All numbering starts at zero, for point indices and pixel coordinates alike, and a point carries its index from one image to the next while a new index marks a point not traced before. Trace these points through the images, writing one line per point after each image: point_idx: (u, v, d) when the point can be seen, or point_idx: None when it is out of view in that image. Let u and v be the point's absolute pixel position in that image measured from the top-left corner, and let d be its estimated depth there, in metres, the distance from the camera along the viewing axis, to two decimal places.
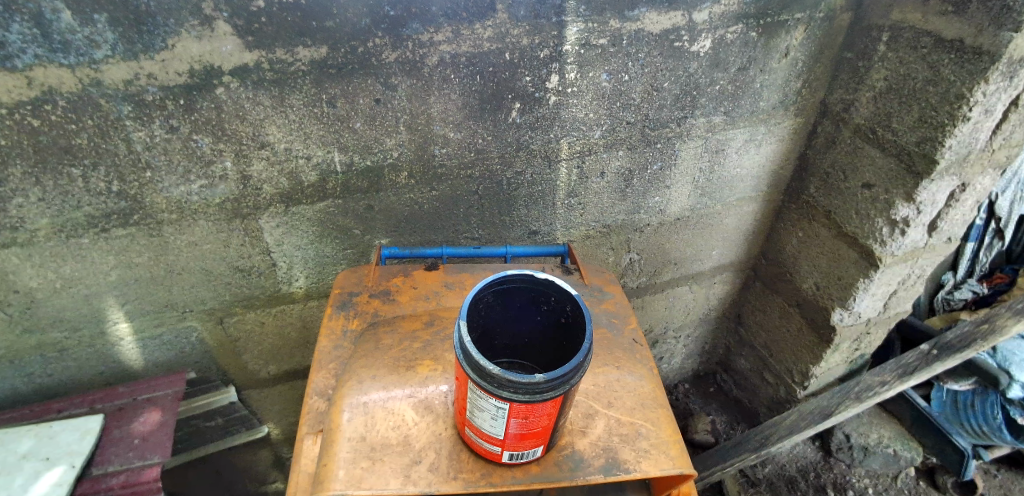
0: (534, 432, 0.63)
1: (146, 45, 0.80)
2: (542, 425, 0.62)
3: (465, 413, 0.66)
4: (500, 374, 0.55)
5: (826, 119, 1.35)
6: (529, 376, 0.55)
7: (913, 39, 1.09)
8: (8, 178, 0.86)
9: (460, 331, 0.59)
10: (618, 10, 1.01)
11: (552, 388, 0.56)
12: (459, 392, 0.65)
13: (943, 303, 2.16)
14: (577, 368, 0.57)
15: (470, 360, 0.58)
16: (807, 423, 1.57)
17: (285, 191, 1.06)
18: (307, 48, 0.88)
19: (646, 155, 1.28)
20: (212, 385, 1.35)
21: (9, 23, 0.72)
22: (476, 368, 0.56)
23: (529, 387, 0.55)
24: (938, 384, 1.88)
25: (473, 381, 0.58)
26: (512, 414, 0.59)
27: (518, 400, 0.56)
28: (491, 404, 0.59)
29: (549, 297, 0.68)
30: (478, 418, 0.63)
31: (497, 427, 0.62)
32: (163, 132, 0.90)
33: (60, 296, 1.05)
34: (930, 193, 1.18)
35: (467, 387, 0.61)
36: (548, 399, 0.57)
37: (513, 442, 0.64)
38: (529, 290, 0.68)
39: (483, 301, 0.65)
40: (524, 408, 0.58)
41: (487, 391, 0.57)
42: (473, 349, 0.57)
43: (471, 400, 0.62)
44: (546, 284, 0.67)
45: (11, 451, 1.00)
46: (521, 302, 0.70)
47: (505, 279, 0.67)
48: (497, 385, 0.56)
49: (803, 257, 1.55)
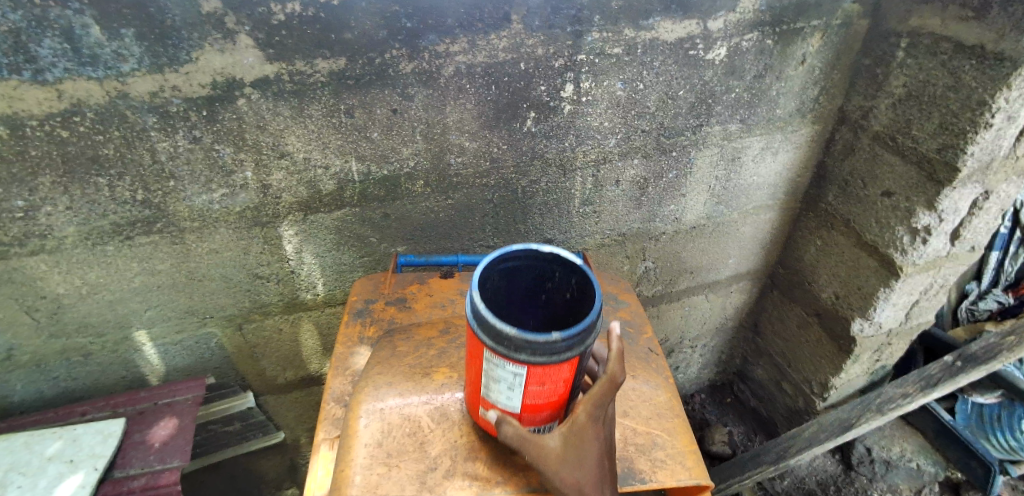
0: (550, 403, 0.62)
1: (170, 59, 0.82)
2: (558, 393, 0.61)
3: (479, 391, 0.65)
4: (517, 335, 0.54)
5: (844, 126, 1.34)
6: (546, 335, 0.54)
7: (933, 45, 1.08)
8: (38, 187, 0.89)
9: (473, 299, 0.59)
10: (632, 19, 1.01)
11: (569, 349, 0.56)
12: (471, 369, 0.65)
13: (968, 313, 2.10)
14: (590, 329, 0.57)
15: (484, 326, 0.57)
16: (826, 435, 1.54)
17: (303, 200, 1.07)
18: (326, 60, 0.90)
19: (662, 163, 1.28)
20: (230, 390, 1.37)
21: (41, 38, 0.75)
22: (492, 332, 0.56)
23: (547, 348, 0.54)
24: (963, 397, 1.85)
25: (490, 348, 0.57)
26: (528, 381, 0.58)
27: (536, 363, 0.56)
28: (507, 372, 0.58)
29: (553, 275, 0.68)
30: (493, 392, 0.62)
31: (513, 400, 0.61)
32: (187, 143, 0.92)
33: (85, 302, 1.08)
34: (952, 201, 1.16)
35: (480, 359, 0.61)
36: (565, 360, 0.57)
37: (528, 417, 0.63)
38: (535, 270, 0.68)
39: (490, 278, 0.65)
40: (539, 374, 0.57)
41: (504, 357, 0.57)
42: (487, 314, 0.56)
43: (485, 374, 0.61)
44: (551, 260, 0.67)
45: (38, 453, 1.03)
46: (527, 285, 0.69)
47: (510, 256, 0.67)
48: (515, 348, 0.55)
49: (822, 266, 1.53)
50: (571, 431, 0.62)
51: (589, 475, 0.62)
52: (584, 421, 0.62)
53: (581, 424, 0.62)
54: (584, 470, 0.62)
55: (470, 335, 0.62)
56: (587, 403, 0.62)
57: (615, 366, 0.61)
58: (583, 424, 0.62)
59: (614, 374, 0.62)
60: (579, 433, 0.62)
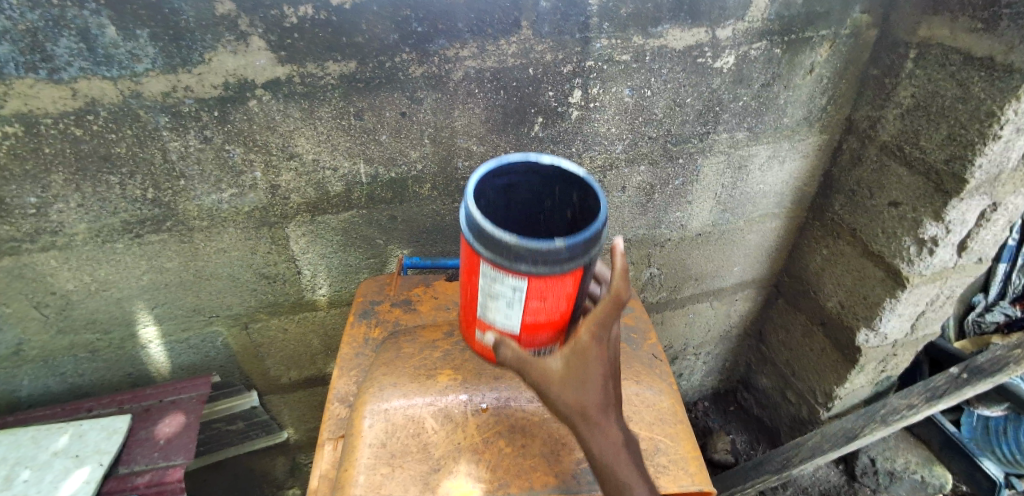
0: (550, 323, 0.71)
1: (184, 59, 0.83)
2: (558, 311, 0.70)
3: (477, 311, 0.74)
4: (518, 244, 0.59)
5: (851, 135, 1.34)
6: (547, 244, 0.59)
7: (941, 56, 1.08)
8: (51, 184, 0.90)
9: (472, 211, 0.62)
10: (641, 27, 1.02)
11: (569, 259, 0.61)
12: (470, 290, 0.73)
13: (975, 325, 2.07)
14: (589, 239, 0.62)
15: (485, 237, 0.61)
16: (830, 445, 1.53)
17: (312, 201, 1.08)
18: (337, 62, 0.91)
19: (668, 170, 1.28)
20: (235, 389, 1.38)
21: (58, 38, 0.76)
22: (494, 242, 0.60)
23: (548, 256, 0.60)
24: (969, 409, 1.80)
25: (492, 259, 0.62)
26: (529, 296, 0.66)
27: (536, 273, 0.62)
28: (508, 287, 0.65)
29: (554, 190, 0.72)
30: (494, 311, 0.70)
31: (512, 317, 0.69)
32: (198, 143, 0.93)
33: (94, 298, 1.09)
34: (959, 212, 1.15)
35: (480, 275, 0.67)
36: (565, 270, 0.63)
37: (526, 337, 0.71)
38: (534, 185, 0.73)
39: (488, 191, 0.69)
40: (540, 288, 0.65)
41: (506, 268, 0.62)
42: (488, 225, 0.60)
43: (485, 291, 0.69)
44: (551, 175, 0.71)
45: (44, 448, 1.04)
46: (526, 198, 0.74)
47: (510, 165, 0.70)
48: (516, 258, 0.60)
49: (827, 275, 1.52)
50: (572, 350, 0.67)
51: (593, 395, 0.67)
52: (587, 341, 0.67)
53: (583, 343, 0.67)
54: (586, 389, 0.67)
55: (469, 249, 0.67)
56: (588, 323, 0.68)
57: (617, 285, 0.67)
58: (586, 343, 0.67)
59: (618, 291, 0.67)
60: (582, 353, 0.67)
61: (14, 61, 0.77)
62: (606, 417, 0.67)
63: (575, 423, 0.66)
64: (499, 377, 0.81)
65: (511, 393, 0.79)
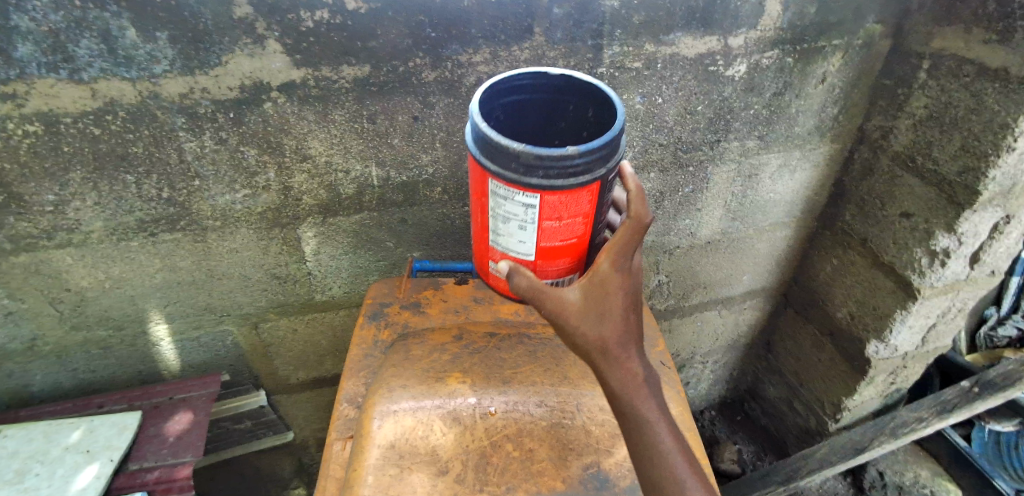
0: (568, 247, 0.70)
1: (201, 61, 0.85)
2: (577, 233, 0.68)
3: (489, 239, 0.73)
4: (528, 152, 0.58)
5: (863, 145, 1.33)
6: (559, 151, 0.57)
7: (955, 67, 1.07)
8: (69, 182, 0.92)
9: (480, 125, 0.61)
10: (653, 34, 1.02)
11: (584, 169, 0.59)
12: (483, 215, 0.72)
13: (986, 339, 2.05)
14: (605, 147, 0.60)
15: (494, 150, 0.60)
16: (838, 458, 1.52)
17: (324, 203, 1.09)
18: (351, 66, 0.92)
19: (678, 178, 1.28)
20: (243, 388, 1.40)
21: (79, 39, 0.78)
22: (504, 152, 0.59)
23: (562, 164, 0.58)
24: (980, 424, 1.83)
25: (504, 174, 0.61)
26: (543, 215, 0.64)
27: (550, 186, 0.60)
28: (520, 206, 0.64)
29: (568, 106, 0.74)
30: (507, 237, 0.69)
31: (527, 242, 0.68)
32: (213, 144, 0.94)
33: (107, 296, 1.10)
34: (972, 224, 1.15)
35: (491, 196, 0.66)
36: (581, 183, 0.61)
37: (543, 263, 0.71)
38: (547, 102, 0.74)
39: (497, 109, 0.70)
40: (553, 205, 0.63)
41: (519, 183, 0.61)
42: (496, 135, 0.60)
43: (496, 214, 0.68)
44: (563, 90, 0.73)
45: (56, 443, 1.06)
46: (538, 117, 0.76)
47: (523, 77, 0.71)
48: (529, 169, 0.59)
49: (837, 285, 1.51)
50: (591, 281, 0.68)
51: (611, 326, 0.70)
52: (607, 271, 0.68)
53: (603, 273, 0.68)
54: (605, 322, 0.70)
55: (478, 169, 0.66)
56: (608, 251, 0.67)
57: (638, 207, 0.65)
58: (606, 273, 0.68)
59: (639, 216, 0.65)
60: (601, 283, 0.68)
61: (37, 62, 0.78)
62: (624, 348, 0.71)
63: (595, 355, 0.71)
64: (508, 381, 0.81)
65: (519, 397, 0.79)
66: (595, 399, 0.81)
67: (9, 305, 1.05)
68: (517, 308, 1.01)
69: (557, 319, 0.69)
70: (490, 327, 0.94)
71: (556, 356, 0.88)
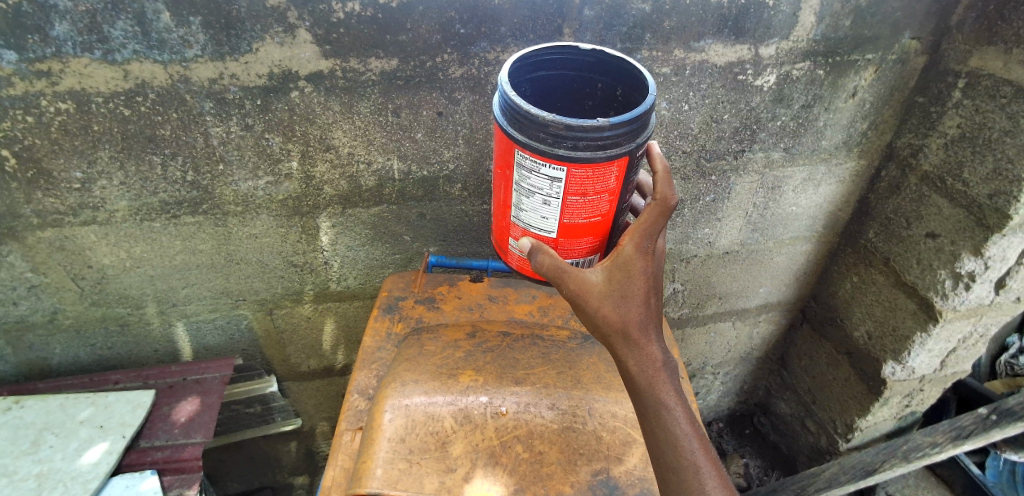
0: (587, 229, 0.70)
1: (232, 48, 0.85)
2: (602, 213, 0.69)
3: (510, 214, 0.73)
4: (557, 121, 0.57)
5: (891, 163, 1.31)
6: (588, 123, 0.57)
7: (992, 87, 1.05)
8: (96, 161, 0.93)
9: (510, 94, 0.61)
10: (683, 41, 1.01)
11: (613, 140, 0.59)
12: (505, 190, 0.72)
13: (1006, 367, 1.99)
14: (637, 120, 0.59)
15: (521, 120, 0.60)
16: (847, 478, 1.50)
17: (344, 194, 1.10)
18: (380, 59, 0.92)
19: (699, 186, 1.27)
20: (256, 373, 1.41)
21: (115, 21, 0.78)
22: (532, 121, 0.59)
23: (593, 135, 0.58)
24: (994, 452, 1.79)
25: (530, 143, 0.61)
26: (567, 190, 0.64)
27: (577, 158, 0.60)
28: (546, 180, 0.64)
29: (595, 84, 0.74)
30: (530, 213, 0.69)
31: (550, 218, 0.68)
32: (239, 130, 0.95)
33: (128, 274, 1.12)
34: (1000, 249, 1.12)
35: (516, 168, 0.66)
36: (610, 158, 0.61)
37: (565, 242, 0.71)
38: (574, 79, 0.74)
39: (524, 83, 0.71)
40: (579, 180, 0.63)
41: (546, 155, 0.61)
42: (524, 104, 0.59)
43: (519, 188, 0.68)
44: (592, 67, 0.73)
45: (70, 415, 1.08)
46: (564, 94, 0.77)
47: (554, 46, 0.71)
48: (557, 139, 0.59)
49: (857, 303, 1.49)
50: (614, 264, 0.71)
51: (631, 308, 0.74)
52: (630, 253, 0.71)
53: (625, 255, 0.71)
54: (626, 304, 0.73)
55: (504, 139, 0.66)
56: (632, 234, 0.70)
57: (663, 188, 0.69)
58: (628, 255, 0.71)
59: (664, 195, 0.69)
60: (624, 266, 0.72)
61: (73, 41, 0.79)
62: (642, 328, 0.75)
63: (616, 337, 0.75)
64: (520, 382, 0.81)
65: (531, 399, 0.78)
66: (607, 405, 0.80)
67: (33, 278, 1.07)
68: (531, 309, 1.01)
69: (581, 300, 0.72)
70: (504, 326, 0.94)
71: (569, 360, 0.87)
